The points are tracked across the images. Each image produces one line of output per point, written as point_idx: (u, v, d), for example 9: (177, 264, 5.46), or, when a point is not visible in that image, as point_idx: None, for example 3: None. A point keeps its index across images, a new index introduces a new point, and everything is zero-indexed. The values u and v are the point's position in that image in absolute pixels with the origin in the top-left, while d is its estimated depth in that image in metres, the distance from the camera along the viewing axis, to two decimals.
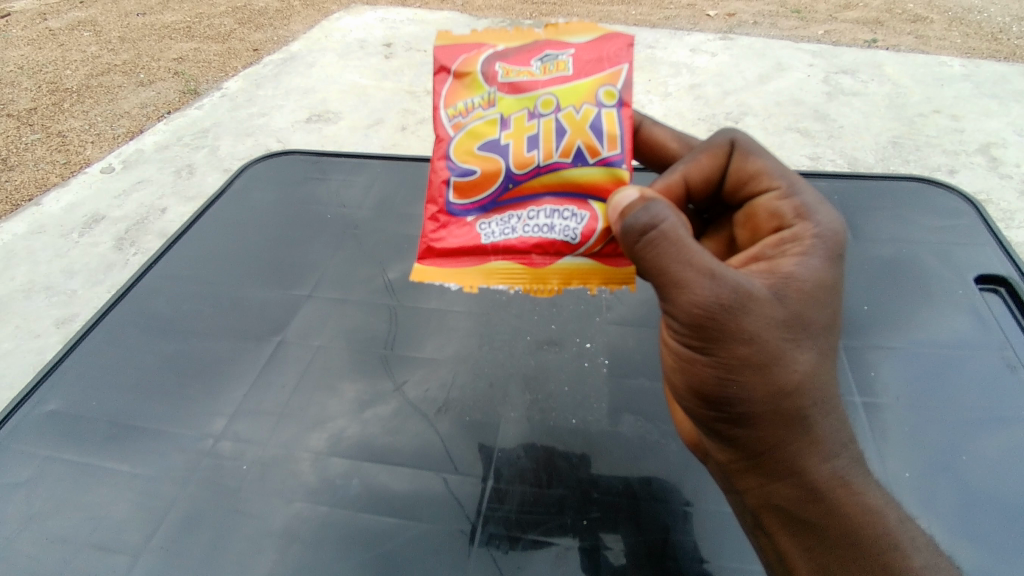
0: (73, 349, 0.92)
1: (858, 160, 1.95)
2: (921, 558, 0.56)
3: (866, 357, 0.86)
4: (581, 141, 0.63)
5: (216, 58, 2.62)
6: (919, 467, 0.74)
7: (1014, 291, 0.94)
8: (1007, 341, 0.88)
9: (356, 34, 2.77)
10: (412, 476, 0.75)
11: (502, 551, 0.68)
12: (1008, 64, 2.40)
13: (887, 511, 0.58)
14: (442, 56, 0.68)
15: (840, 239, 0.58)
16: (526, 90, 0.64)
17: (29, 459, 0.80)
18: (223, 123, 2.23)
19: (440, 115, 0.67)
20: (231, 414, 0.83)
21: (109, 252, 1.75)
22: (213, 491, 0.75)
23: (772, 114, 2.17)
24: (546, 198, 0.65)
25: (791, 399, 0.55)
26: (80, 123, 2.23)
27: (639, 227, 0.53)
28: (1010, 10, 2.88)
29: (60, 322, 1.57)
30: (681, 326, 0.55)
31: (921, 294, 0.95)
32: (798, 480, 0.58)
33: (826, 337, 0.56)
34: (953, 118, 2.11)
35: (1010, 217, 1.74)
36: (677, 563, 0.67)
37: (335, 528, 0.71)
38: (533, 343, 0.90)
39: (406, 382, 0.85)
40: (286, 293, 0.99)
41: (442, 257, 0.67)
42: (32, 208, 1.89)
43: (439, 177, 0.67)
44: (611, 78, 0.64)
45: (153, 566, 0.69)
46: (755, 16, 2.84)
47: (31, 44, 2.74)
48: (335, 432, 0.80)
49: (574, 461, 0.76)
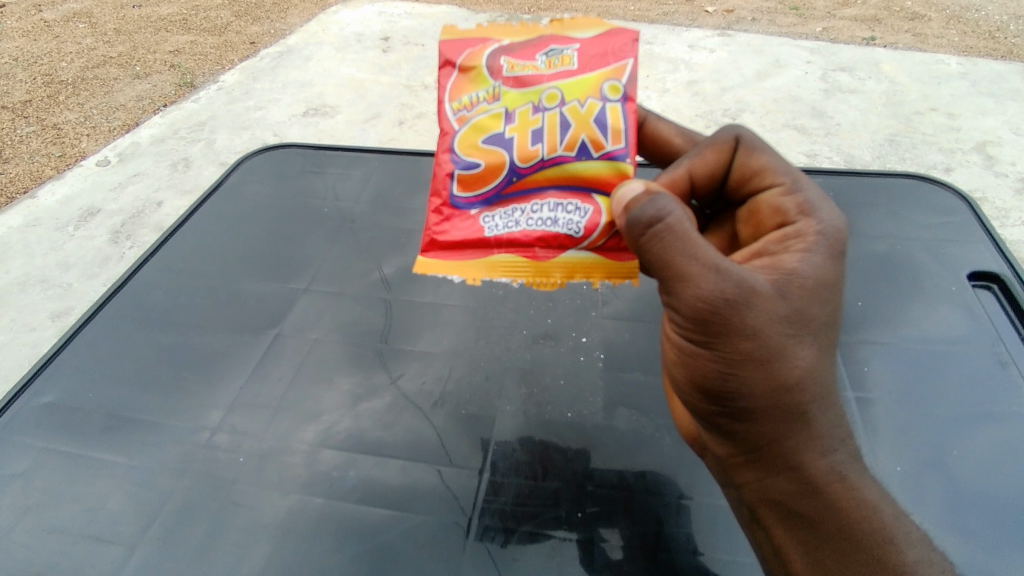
0: (71, 339, 0.92)
1: (854, 158, 1.96)
2: (914, 553, 0.57)
3: (858, 352, 0.87)
4: (585, 134, 0.63)
5: (213, 51, 2.61)
6: (910, 462, 0.75)
7: (1006, 288, 0.95)
8: (999, 338, 0.89)
9: (353, 27, 2.75)
10: (406, 468, 0.76)
11: (496, 544, 0.68)
12: (1005, 62, 2.41)
13: (883, 506, 0.59)
14: (447, 50, 0.67)
15: (842, 235, 0.58)
16: (531, 84, 0.64)
17: (27, 450, 0.80)
18: (219, 116, 2.22)
19: (446, 109, 0.67)
20: (226, 407, 0.82)
21: (105, 245, 1.75)
22: (209, 483, 0.75)
23: (770, 111, 2.17)
24: (550, 192, 0.65)
25: (792, 393, 0.56)
26: (74, 115, 2.21)
27: (646, 220, 0.54)
28: (1007, 8, 2.90)
29: (56, 315, 1.56)
30: (683, 320, 0.55)
31: (913, 291, 0.96)
32: (796, 475, 0.59)
33: (826, 333, 0.57)
34: (949, 117, 2.12)
35: (1005, 216, 1.76)
36: (670, 554, 0.68)
37: (330, 520, 0.71)
38: (530, 338, 0.90)
39: (402, 376, 0.86)
40: (282, 287, 0.99)
41: (446, 250, 0.67)
42: (27, 200, 1.88)
43: (443, 170, 0.66)
44: (616, 73, 0.64)
45: (148, 557, 0.69)
46: (754, 12, 2.84)
47: (25, 35, 2.71)
48: (330, 426, 0.80)
49: (570, 454, 0.77)
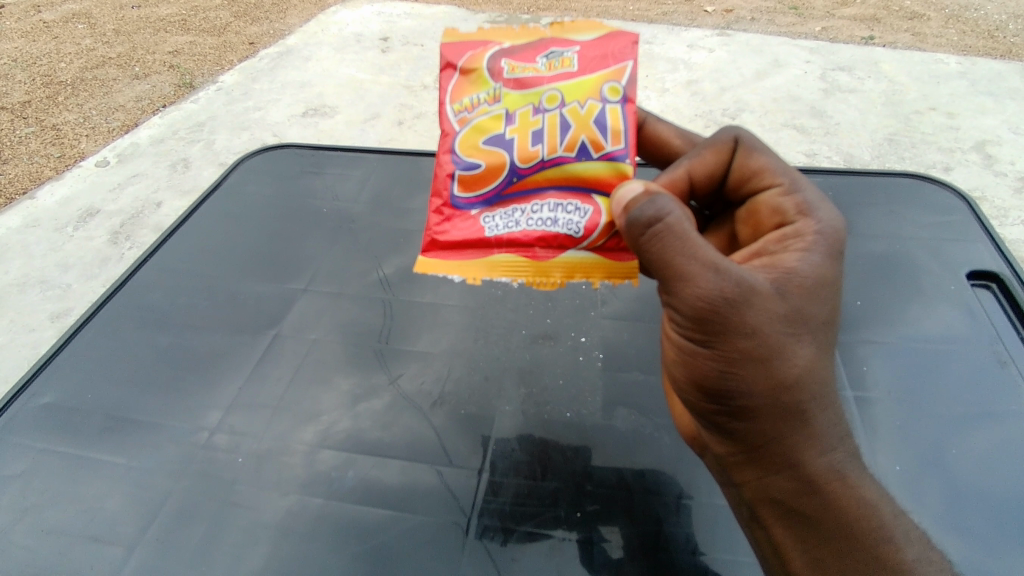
0: (70, 340, 0.92)
1: (854, 157, 1.96)
2: (913, 552, 0.57)
3: (858, 352, 0.87)
4: (584, 135, 0.63)
5: (212, 51, 2.61)
6: (909, 461, 0.75)
7: (1005, 287, 0.95)
8: (998, 337, 0.89)
9: (353, 27, 2.75)
10: (405, 468, 0.76)
11: (496, 544, 0.68)
12: (1004, 62, 2.41)
13: (882, 505, 0.59)
14: (448, 53, 0.67)
15: (840, 235, 0.58)
16: (531, 85, 0.64)
17: (25, 451, 0.80)
18: (218, 116, 2.22)
19: (447, 111, 0.67)
20: (225, 408, 0.82)
21: (104, 246, 1.74)
22: (208, 484, 0.75)
23: (769, 111, 2.17)
24: (550, 192, 0.65)
25: (791, 392, 0.56)
26: (74, 116, 2.21)
27: (645, 220, 0.54)
28: (1006, 7, 2.90)
29: (55, 316, 1.56)
30: (683, 319, 0.55)
31: (912, 290, 0.95)
32: (796, 474, 0.59)
33: (826, 332, 0.57)
34: (948, 116, 2.12)
35: (1004, 215, 1.76)
36: (670, 554, 0.68)
37: (329, 521, 0.71)
38: (529, 338, 0.90)
39: (401, 376, 0.86)
40: (281, 287, 0.99)
41: (447, 250, 0.67)
42: (27, 201, 1.88)
43: (444, 171, 0.66)
44: (616, 75, 0.64)
45: (147, 558, 0.69)
46: (753, 12, 2.84)
47: (25, 36, 2.71)
48: (329, 426, 0.80)
49: (569, 454, 0.77)
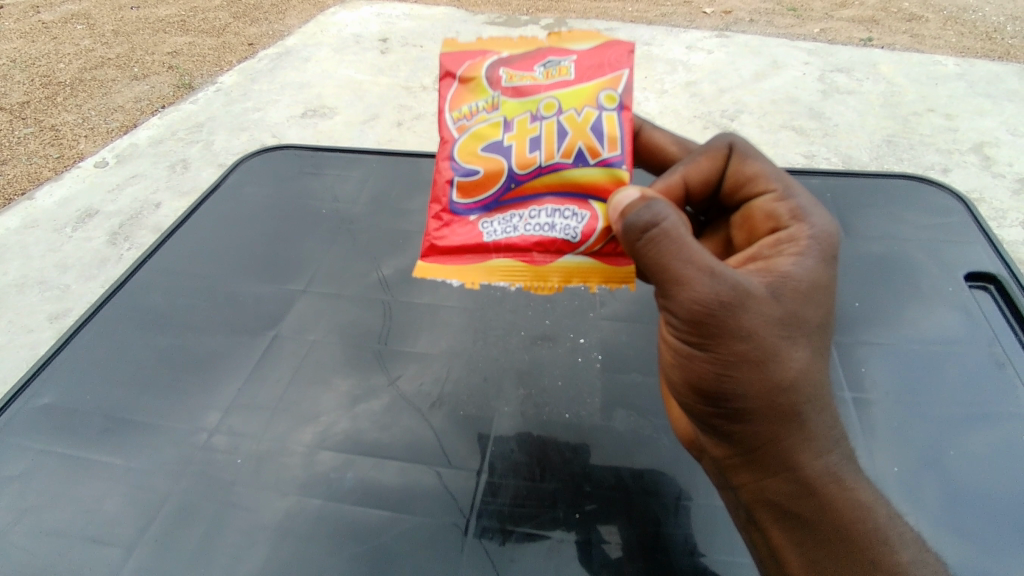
0: (69, 341, 0.92)
1: (852, 158, 1.96)
2: (909, 553, 0.57)
3: (856, 353, 0.87)
4: (582, 142, 0.63)
5: (211, 52, 2.61)
6: (907, 462, 0.75)
7: (1003, 288, 0.95)
8: (995, 339, 0.89)
9: (352, 29, 2.75)
10: (404, 469, 0.76)
11: (495, 544, 0.68)
12: (1002, 63, 2.41)
13: (878, 506, 0.59)
14: (448, 62, 0.68)
15: (834, 240, 0.58)
16: (529, 93, 0.64)
17: (24, 452, 0.80)
18: (217, 117, 2.22)
19: (446, 119, 0.67)
20: (224, 409, 0.82)
21: (103, 247, 1.74)
22: (207, 485, 0.75)
23: (768, 112, 2.17)
24: (548, 198, 0.65)
25: (786, 394, 0.56)
26: (73, 116, 2.21)
27: (641, 225, 0.54)
28: (1004, 9, 2.91)
29: (54, 317, 1.56)
30: (680, 322, 0.55)
31: (910, 292, 0.96)
32: (793, 476, 0.59)
33: (820, 335, 0.57)
34: (946, 117, 2.13)
35: (1001, 216, 1.76)
36: (668, 555, 0.68)
37: (327, 521, 0.71)
38: (527, 339, 0.90)
39: (400, 377, 0.86)
40: (280, 288, 0.99)
41: (446, 255, 0.67)
42: (26, 202, 1.88)
43: (443, 177, 0.67)
44: (612, 83, 0.64)
45: (145, 559, 0.69)
46: (751, 13, 2.84)
47: (24, 37, 2.71)
48: (327, 427, 0.80)
49: (568, 455, 0.77)
